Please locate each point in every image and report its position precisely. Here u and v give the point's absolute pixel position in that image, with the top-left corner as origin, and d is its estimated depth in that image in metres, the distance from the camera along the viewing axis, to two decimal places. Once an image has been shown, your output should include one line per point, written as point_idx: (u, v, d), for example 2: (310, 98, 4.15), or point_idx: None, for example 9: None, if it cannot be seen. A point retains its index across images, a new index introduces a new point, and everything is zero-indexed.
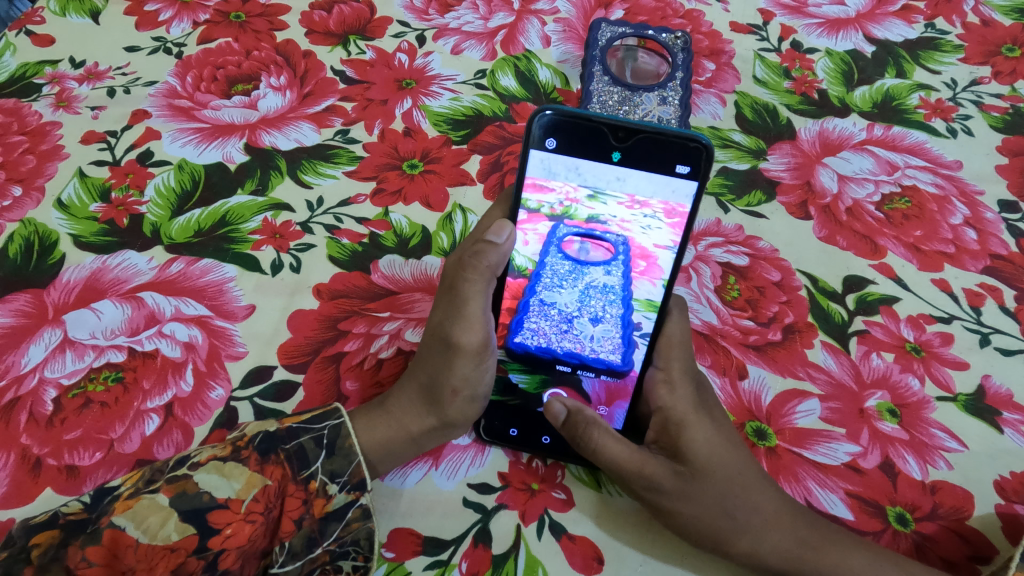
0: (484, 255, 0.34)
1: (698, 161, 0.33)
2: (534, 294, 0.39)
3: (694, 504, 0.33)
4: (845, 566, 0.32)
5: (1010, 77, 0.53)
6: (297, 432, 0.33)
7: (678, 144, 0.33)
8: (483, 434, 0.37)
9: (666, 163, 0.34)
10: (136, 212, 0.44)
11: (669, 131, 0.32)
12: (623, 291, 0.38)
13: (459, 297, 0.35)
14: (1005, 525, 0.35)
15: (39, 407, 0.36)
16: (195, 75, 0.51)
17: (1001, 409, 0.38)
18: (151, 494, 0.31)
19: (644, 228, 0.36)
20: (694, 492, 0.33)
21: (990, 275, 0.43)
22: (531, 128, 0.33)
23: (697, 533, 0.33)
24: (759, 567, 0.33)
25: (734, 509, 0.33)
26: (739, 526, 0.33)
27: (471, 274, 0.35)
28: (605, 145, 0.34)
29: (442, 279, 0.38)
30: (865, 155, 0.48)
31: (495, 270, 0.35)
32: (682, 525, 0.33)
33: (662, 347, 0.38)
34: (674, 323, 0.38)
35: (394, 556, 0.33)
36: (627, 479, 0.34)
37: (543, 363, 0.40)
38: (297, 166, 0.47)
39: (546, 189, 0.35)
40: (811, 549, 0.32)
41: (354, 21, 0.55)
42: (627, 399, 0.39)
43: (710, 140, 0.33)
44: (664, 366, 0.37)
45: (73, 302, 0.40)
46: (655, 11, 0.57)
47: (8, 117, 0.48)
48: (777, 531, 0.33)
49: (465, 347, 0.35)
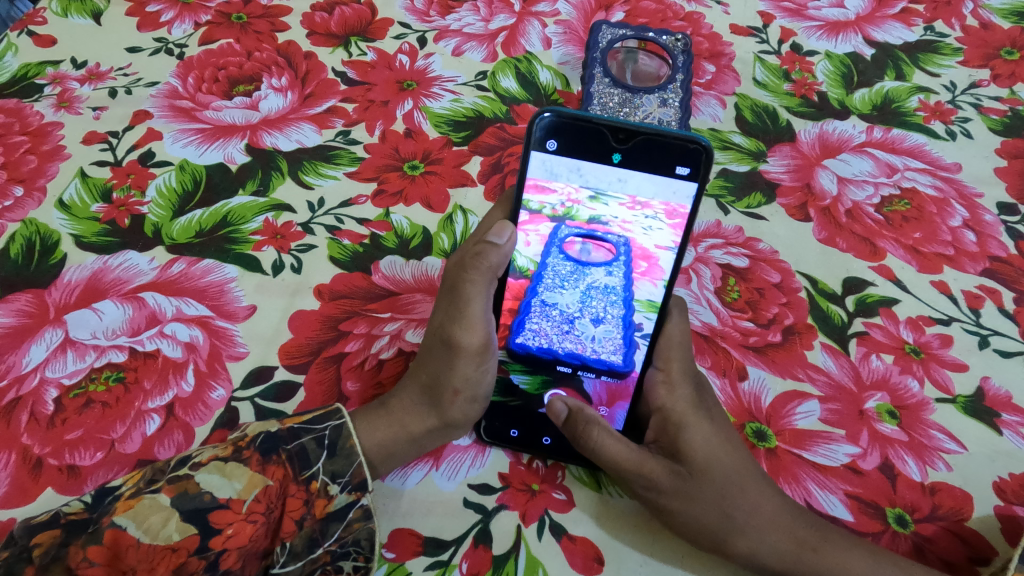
0: (485, 256, 0.34)
1: (699, 162, 0.34)
2: (536, 295, 0.39)
3: (694, 504, 0.33)
4: (845, 567, 0.32)
5: (1009, 80, 0.53)
6: (299, 433, 0.33)
7: (678, 146, 0.33)
8: (484, 435, 0.37)
9: (667, 165, 0.34)
10: (137, 212, 0.44)
11: (669, 133, 0.33)
12: (625, 292, 0.38)
13: (460, 298, 0.35)
14: (1004, 526, 0.35)
15: (41, 407, 0.36)
16: (197, 76, 0.51)
17: (1000, 411, 0.38)
18: (153, 494, 0.31)
19: (646, 229, 0.36)
20: (694, 491, 0.33)
21: (989, 277, 0.43)
22: (532, 131, 0.33)
23: (697, 533, 0.33)
24: (758, 568, 0.33)
25: (734, 509, 0.33)
26: (739, 526, 0.33)
27: (473, 274, 0.35)
28: (606, 147, 0.34)
29: (444, 279, 0.38)
30: (865, 157, 0.49)
31: (496, 271, 0.35)
32: (682, 525, 0.33)
33: (662, 347, 0.38)
34: (674, 324, 0.38)
35: (394, 557, 0.33)
36: (626, 478, 0.34)
37: (544, 364, 0.40)
38: (298, 167, 0.47)
39: (547, 190, 0.35)
40: (811, 549, 0.32)
41: (356, 23, 0.55)
42: (628, 399, 0.39)
43: (710, 141, 0.33)
44: (664, 366, 0.37)
45: (74, 302, 0.40)
46: (655, 13, 0.57)
47: (10, 117, 0.48)
48: (777, 532, 0.33)
49: (466, 348, 0.35)
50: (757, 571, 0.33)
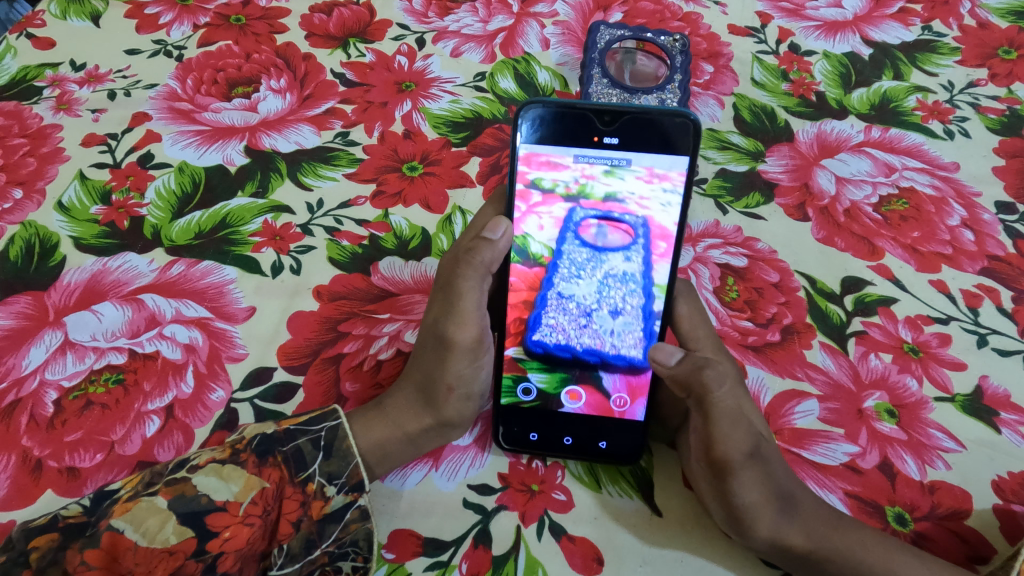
0: (479, 252, 0.35)
1: (688, 134, 0.36)
2: (552, 287, 0.38)
3: (762, 478, 0.33)
4: (863, 545, 0.32)
5: (1007, 79, 0.53)
6: (295, 434, 0.33)
7: (666, 121, 0.36)
8: (504, 443, 0.37)
9: (658, 140, 0.36)
10: (136, 214, 0.44)
11: (654, 108, 0.35)
12: (643, 279, 0.38)
13: (454, 293, 0.35)
14: (1002, 523, 0.35)
15: (40, 410, 0.36)
16: (196, 77, 0.51)
17: (999, 409, 0.38)
18: (150, 497, 0.31)
19: (665, 205, 0.37)
20: (766, 466, 0.33)
21: (988, 276, 0.43)
22: (523, 119, 0.36)
23: (762, 505, 0.32)
24: (785, 552, 0.33)
25: (789, 486, 0.33)
26: (786, 507, 0.33)
27: (465, 269, 0.35)
28: (594, 130, 0.36)
29: (438, 277, 0.38)
30: (863, 157, 0.49)
31: (489, 267, 0.36)
32: (750, 498, 0.32)
33: (685, 328, 0.39)
34: (684, 309, 0.39)
35: (393, 557, 0.33)
36: (727, 435, 0.33)
37: (561, 362, 0.38)
38: (297, 168, 0.47)
39: (560, 168, 0.37)
40: (832, 527, 0.33)
41: (354, 24, 0.55)
42: (647, 395, 0.38)
43: (695, 114, 0.35)
44: (695, 347, 0.38)
45: (74, 304, 0.40)
46: (653, 14, 0.57)
47: (9, 119, 0.48)
48: (805, 511, 0.33)
49: (460, 344, 0.35)
50: (781, 555, 0.33)
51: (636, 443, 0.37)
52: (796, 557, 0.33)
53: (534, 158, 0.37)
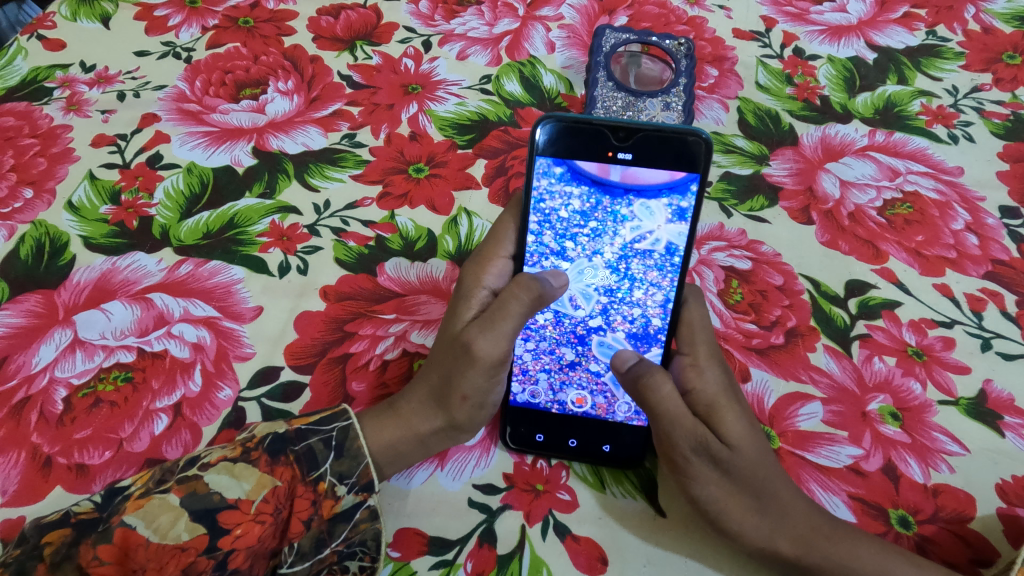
0: (541, 285, 0.35)
1: (699, 154, 0.36)
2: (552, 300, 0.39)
3: (722, 475, 0.33)
4: (857, 554, 0.32)
5: (1011, 84, 0.53)
6: (306, 433, 0.34)
7: (677, 139, 0.36)
8: (510, 443, 0.37)
9: (668, 158, 0.36)
10: (146, 214, 0.44)
11: (667, 126, 0.35)
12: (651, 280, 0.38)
13: (498, 311, 0.35)
14: (1006, 528, 0.35)
15: (50, 406, 0.36)
16: (204, 79, 0.51)
17: (1002, 413, 0.38)
18: (162, 494, 0.31)
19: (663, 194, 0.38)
20: (722, 464, 0.33)
21: (992, 280, 0.44)
22: (537, 136, 0.36)
23: (719, 507, 0.33)
24: (773, 557, 0.33)
25: (761, 489, 0.33)
26: (764, 507, 0.33)
27: (520, 292, 0.35)
28: (607, 146, 0.36)
29: (466, 287, 0.37)
30: (867, 161, 0.49)
31: (541, 304, 0.35)
32: (709, 493, 0.33)
33: (684, 333, 0.38)
34: (694, 309, 0.38)
35: (399, 556, 0.33)
36: (670, 434, 0.34)
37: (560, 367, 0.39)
38: (305, 169, 0.47)
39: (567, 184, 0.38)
40: (823, 536, 0.33)
41: (362, 27, 0.56)
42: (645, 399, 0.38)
43: (708, 134, 0.35)
44: (690, 350, 0.37)
45: (83, 303, 0.40)
46: (658, 18, 0.57)
47: (20, 120, 0.49)
48: (793, 514, 0.33)
49: (484, 360, 0.34)
50: (769, 560, 0.33)
51: (640, 445, 0.37)
52: (783, 562, 0.33)
53: (542, 170, 0.37)
